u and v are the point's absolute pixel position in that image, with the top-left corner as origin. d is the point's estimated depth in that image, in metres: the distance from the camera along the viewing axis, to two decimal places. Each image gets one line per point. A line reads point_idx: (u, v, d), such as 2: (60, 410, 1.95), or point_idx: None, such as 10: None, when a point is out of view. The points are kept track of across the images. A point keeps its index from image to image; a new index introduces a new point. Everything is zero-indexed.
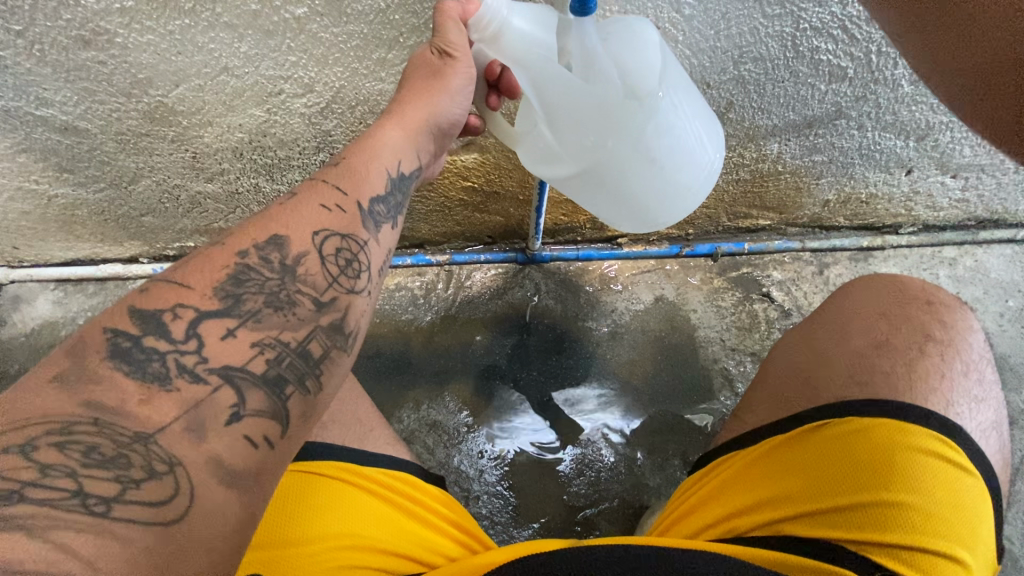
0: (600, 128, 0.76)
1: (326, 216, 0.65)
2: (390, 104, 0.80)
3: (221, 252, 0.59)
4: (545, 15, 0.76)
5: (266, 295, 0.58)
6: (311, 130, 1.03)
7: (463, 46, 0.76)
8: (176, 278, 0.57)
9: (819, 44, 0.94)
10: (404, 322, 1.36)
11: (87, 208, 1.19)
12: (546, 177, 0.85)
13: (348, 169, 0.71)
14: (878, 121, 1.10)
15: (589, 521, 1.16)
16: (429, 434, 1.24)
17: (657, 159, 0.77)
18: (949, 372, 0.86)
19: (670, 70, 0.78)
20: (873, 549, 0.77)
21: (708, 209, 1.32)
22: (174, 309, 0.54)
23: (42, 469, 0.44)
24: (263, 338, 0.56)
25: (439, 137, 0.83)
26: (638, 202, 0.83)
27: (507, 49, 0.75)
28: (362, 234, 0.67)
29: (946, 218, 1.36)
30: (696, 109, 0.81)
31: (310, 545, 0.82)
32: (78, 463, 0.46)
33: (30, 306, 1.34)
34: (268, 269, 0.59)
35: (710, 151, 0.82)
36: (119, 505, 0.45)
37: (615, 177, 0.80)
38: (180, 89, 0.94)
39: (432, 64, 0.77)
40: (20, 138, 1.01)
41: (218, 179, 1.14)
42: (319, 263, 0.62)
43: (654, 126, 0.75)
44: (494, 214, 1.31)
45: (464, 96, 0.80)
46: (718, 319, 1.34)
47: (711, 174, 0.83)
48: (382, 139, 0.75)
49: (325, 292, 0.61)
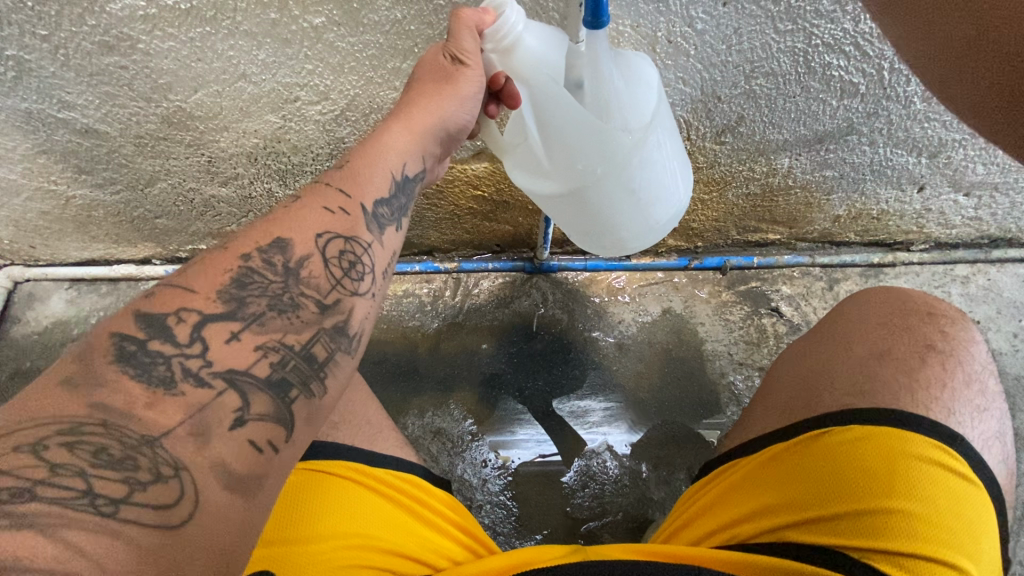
0: (593, 153, 0.77)
1: (330, 219, 0.65)
2: (397, 105, 0.80)
3: (223, 255, 0.59)
4: (555, 36, 0.76)
5: (269, 298, 0.58)
6: (326, 137, 1.04)
7: (476, 54, 0.77)
8: (180, 283, 0.57)
9: (831, 60, 0.94)
10: (411, 328, 1.36)
11: (103, 210, 1.21)
12: (529, 191, 0.85)
13: (353, 171, 0.71)
14: (890, 137, 1.10)
15: (592, 535, 1.14)
16: (433, 442, 1.23)
17: (637, 189, 0.81)
18: (951, 382, 0.85)
19: (663, 110, 0.80)
20: (874, 557, 0.75)
21: (718, 222, 1.32)
22: (178, 312, 0.54)
23: (52, 467, 0.44)
24: (267, 341, 0.56)
25: (447, 141, 0.83)
26: (614, 228, 0.86)
27: (515, 64, 0.76)
28: (365, 236, 0.67)
29: (958, 236, 1.35)
30: (679, 149, 0.85)
31: (315, 544, 0.81)
32: (87, 463, 0.45)
33: (44, 305, 1.37)
34: (271, 272, 0.59)
35: (683, 192, 0.87)
36: (127, 506, 0.45)
37: (594, 202, 0.82)
38: (198, 95, 0.96)
39: (444, 69, 0.77)
40: (42, 139, 1.03)
41: (232, 183, 1.15)
42: (323, 265, 0.62)
43: (639, 159, 0.78)
44: (503, 223, 1.32)
45: (475, 103, 0.80)
46: (726, 333, 1.33)
47: (681, 213, 0.89)
48: (387, 140, 0.75)
49: (328, 295, 0.61)
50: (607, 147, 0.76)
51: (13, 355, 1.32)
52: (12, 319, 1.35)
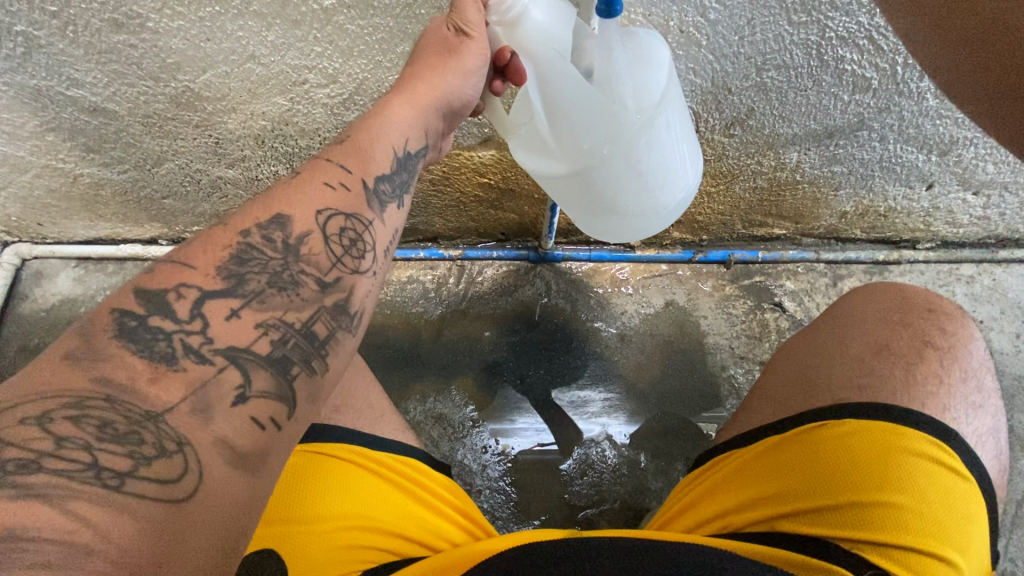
0: (600, 133, 0.77)
1: (331, 195, 0.66)
2: (399, 79, 0.79)
3: (223, 232, 0.60)
4: (563, 10, 0.77)
5: (269, 275, 0.59)
6: (333, 120, 1.04)
7: (479, 25, 0.77)
8: (180, 259, 0.57)
9: (844, 53, 0.93)
10: (414, 314, 1.37)
11: (110, 188, 1.22)
12: (534, 172, 0.85)
13: (355, 146, 0.71)
14: (901, 133, 1.09)
15: (590, 522, 1.16)
16: (434, 427, 1.25)
17: (643, 171, 0.81)
18: (948, 378, 0.86)
19: (672, 90, 0.80)
20: (867, 549, 0.76)
21: (724, 216, 1.31)
22: (178, 288, 0.55)
23: (58, 440, 0.45)
24: (267, 319, 0.57)
25: (450, 116, 0.83)
26: (619, 210, 0.86)
27: (521, 37, 0.76)
28: (368, 214, 0.67)
29: (965, 235, 1.34)
30: (687, 132, 0.85)
31: (317, 524, 0.83)
32: (93, 436, 0.46)
33: (51, 282, 1.38)
34: (271, 248, 0.60)
35: (692, 175, 0.87)
36: (132, 480, 0.45)
37: (600, 183, 0.82)
38: (207, 75, 0.96)
39: (448, 40, 0.77)
40: (50, 117, 1.03)
41: (239, 165, 1.16)
42: (323, 242, 0.63)
43: (645, 141, 0.78)
44: (508, 211, 1.32)
45: (478, 77, 0.80)
46: (728, 326, 1.34)
47: (686, 197, 0.89)
48: (390, 115, 0.75)
49: (329, 273, 0.62)
50: (617, 125, 0.76)
51: (22, 330, 1.34)
52: (20, 296, 1.37)
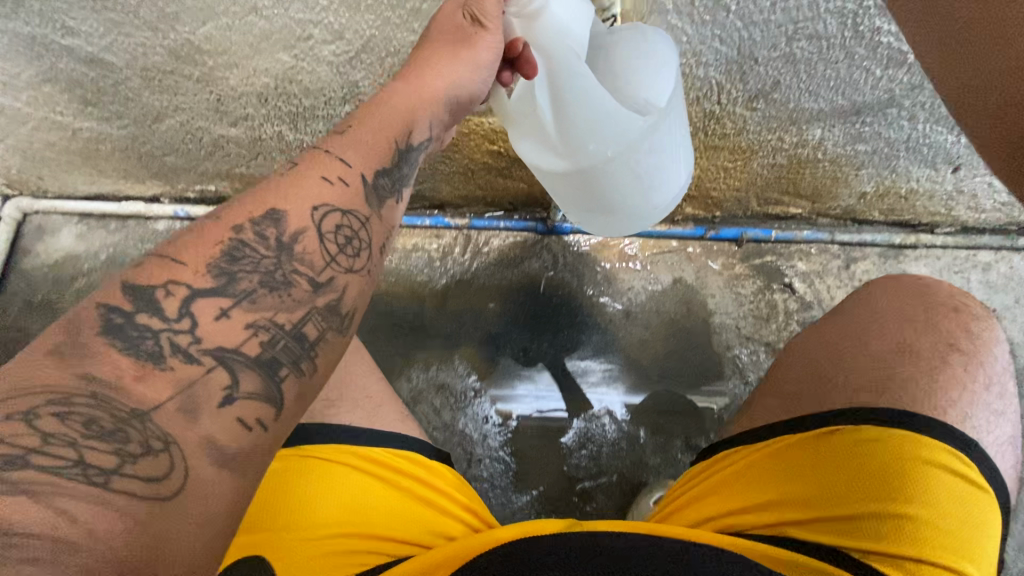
0: (606, 136, 0.78)
1: (328, 190, 0.63)
2: (408, 67, 0.79)
3: (214, 226, 0.58)
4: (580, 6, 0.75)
5: (261, 274, 0.57)
6: (339, 80, 0.99)
7: (495, 20, 0.78)
8: (170, 253, 0.56)
9: (881, 23, 0.92)
10: (418, 283, 1.35)
11: (110, 143, 1.17)
12: (533, 165, 0.85)
13: (356, 139, 0.69)
14: (932, 112, 1.05)
15: (587, 494, 1.18)
16: (436, 396, 1.26)
17: (641, 173, 0.84)
18: (971, 384, 0.85)
19: (675, 95, 0.82)
20: (878, 558, 0.75)
21: (739, 192, 1.27)
22: (167, 286, 0.53)
23: (44, 437, 0.44)
24: (257, 319, 0.55)
25: (456, 111, 0.81)
26: (613, 207, 0.89)
27: (535, 31, 0.75)
28: (365, 211, 0.65)
29: (986, 221, 1.30)
30: (683, 134, 0.87)
31: (307, 530, 0.83)
32: (79, 434, 0.45)
33: (54, 237, 1.36)
34: (263, 246, 0.58)
35: (684, 177, 0.90)
36: (119, 477, 0.45)
37: (598, 182, 0.84)
38: (207, 27, 0.94)
39: (463, 32, 0.78)
40: (47, 66, 1.01)
41: (243, 124, 1.10)
42: (318, 241, 0.60)
43: (647, 145, 0.81)
44: (517, 180, 1.28)
45: (490, 71, 0.79)
46: (736, 306, 1.32)
47: (675, 196, 0.93)
48: (397, 104, 0.74)
49: (322, 272, 0.60)
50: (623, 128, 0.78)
51: (26, 284, 1.34)
52: (23, 250, 1.36)
